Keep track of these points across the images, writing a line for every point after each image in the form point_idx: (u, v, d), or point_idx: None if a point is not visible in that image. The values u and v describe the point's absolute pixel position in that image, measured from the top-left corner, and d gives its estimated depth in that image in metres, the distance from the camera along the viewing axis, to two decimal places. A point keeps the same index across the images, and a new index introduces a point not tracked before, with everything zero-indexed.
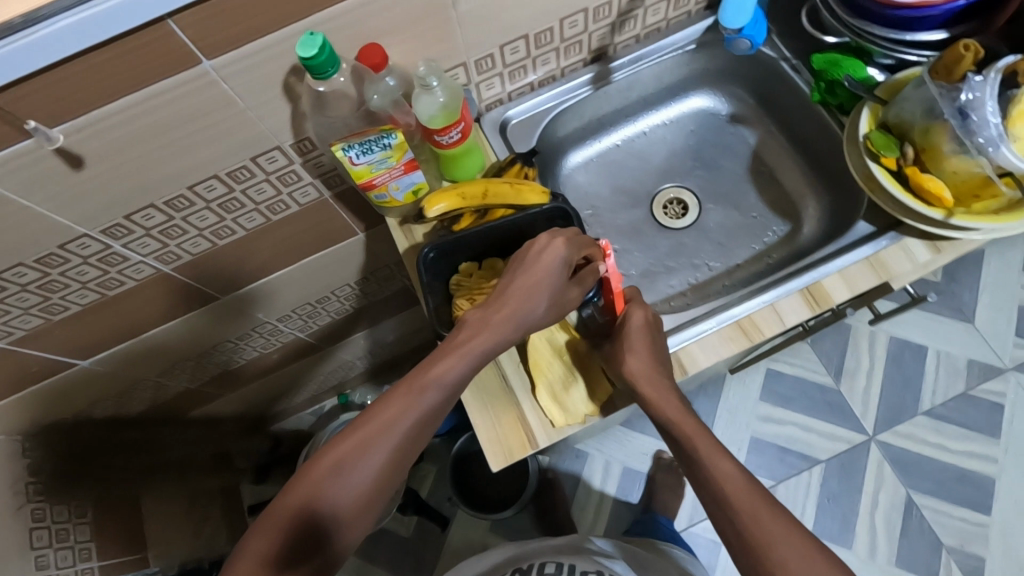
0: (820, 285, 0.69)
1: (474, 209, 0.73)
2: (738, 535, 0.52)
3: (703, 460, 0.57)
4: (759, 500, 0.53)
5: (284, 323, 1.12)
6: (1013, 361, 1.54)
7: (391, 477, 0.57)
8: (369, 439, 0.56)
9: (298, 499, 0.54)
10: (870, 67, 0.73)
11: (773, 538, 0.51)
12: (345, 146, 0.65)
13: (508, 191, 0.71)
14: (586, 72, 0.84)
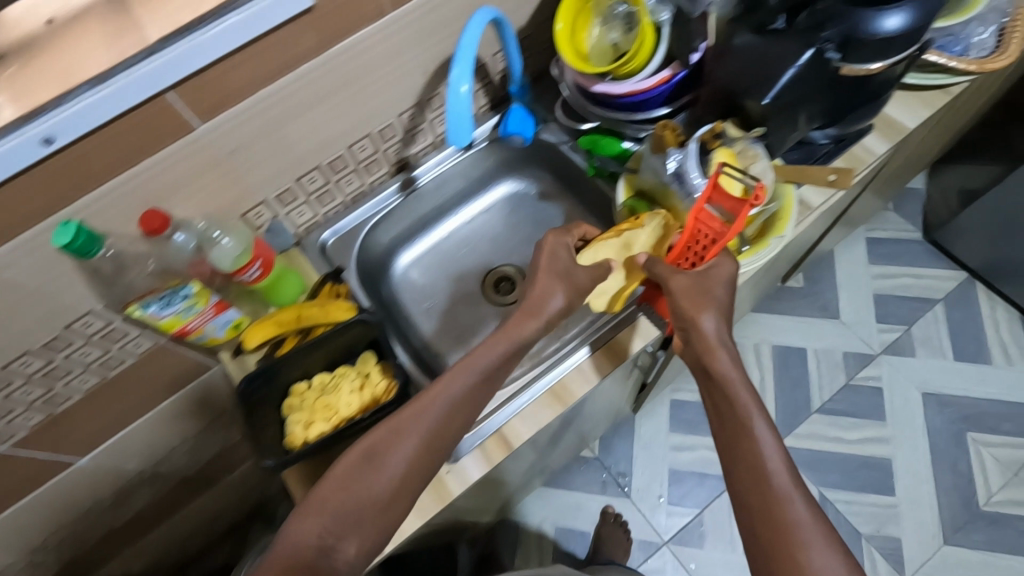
0: (617, 340, 0.77)
1: (295, 332, 0.77)
2: (765, 528, 0.54)
3: (745, 449, 0.58)
4: (800, 495, 0.55)
5: (163, 466, 1.10)
6: (881, 346, 1.67)
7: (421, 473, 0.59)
8: (392, 434, 0.59)
9: (345, 475, 0.57)
10: (626, 141, 0.83)
11: (806, 534, 0.53)
12: (142, 304, 0.68)
13: (318, 312, 0.77)
14: (393, 183, 0.92)
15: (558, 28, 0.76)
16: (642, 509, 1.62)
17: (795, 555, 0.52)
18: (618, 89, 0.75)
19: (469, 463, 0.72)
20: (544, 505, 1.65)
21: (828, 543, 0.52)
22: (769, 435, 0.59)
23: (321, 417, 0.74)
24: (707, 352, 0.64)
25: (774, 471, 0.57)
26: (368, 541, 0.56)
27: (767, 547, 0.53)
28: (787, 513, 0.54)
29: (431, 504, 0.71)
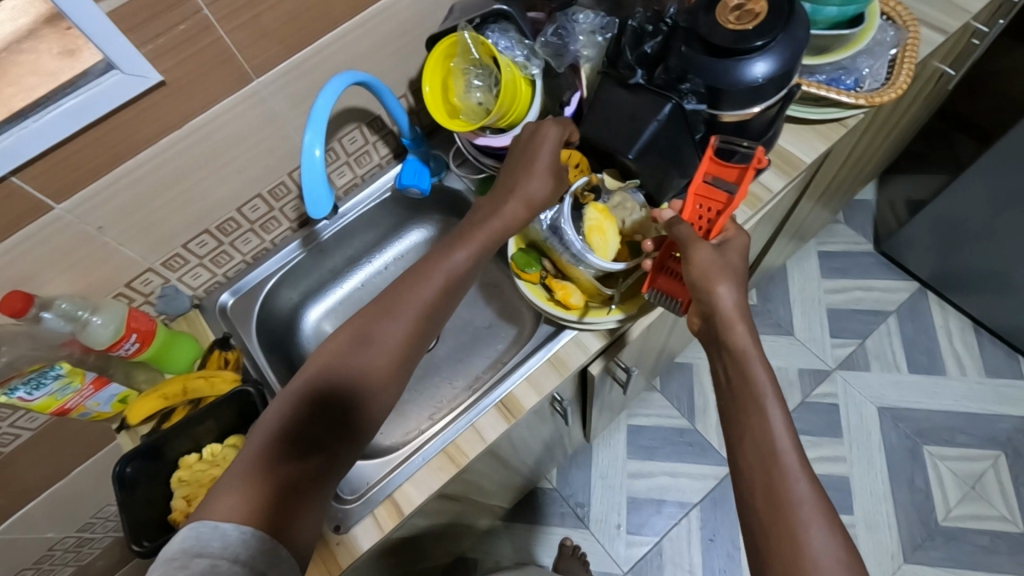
0: (512, 396, 0.75)
1: (183, 403, 0.76)
2: (766, 502, 0.53)
3: (753, 422, 0.57)
4: (805, 474, 0.54)
5: (89, 531, 1.09)
6: (835, 361, 1.66)
7: (394, 364, 0.62)
8: (366, 328, 0.63)
9: (325, 362, 0.61)
10: None
11: (807, 509, 0.52)
12: (8, 388, 0.66)
13: (201, 385, 0.76)
14: (295, 239, 0.91)
15: (426, 91, 0.74)
16: (601, 540, 1.60)
17: (792, 532, 0.51)
18: (500, 142, 0.75)
19: (359, 532, 0.70)
20: (504, 542, 1.62)
21: (827, 521, 0.51)
22: (778, 409, 0.57)
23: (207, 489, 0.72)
24: (721, 326, 0.60)
25: (780, 443, 0.55)
26: (357, 429, 0.60)
27: (765, 518, 0.53)
28: (792, 488, 0.53)
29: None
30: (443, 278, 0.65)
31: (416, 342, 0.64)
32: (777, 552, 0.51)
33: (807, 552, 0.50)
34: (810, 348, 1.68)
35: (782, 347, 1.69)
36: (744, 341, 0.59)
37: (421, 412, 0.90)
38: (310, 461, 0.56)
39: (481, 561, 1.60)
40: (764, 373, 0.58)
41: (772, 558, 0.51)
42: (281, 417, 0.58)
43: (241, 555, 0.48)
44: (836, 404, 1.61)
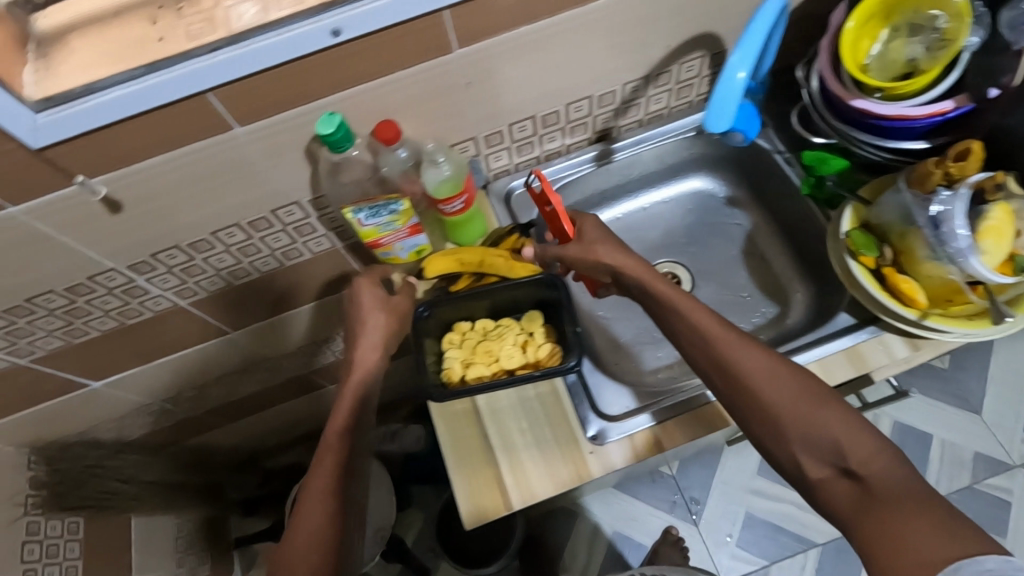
0: None
1: (471, 273, 0.78)
2: (769, 423, 0.59)
3: (678, 321, 0.66)
4: (744, 351, 0.62)
5: (289, 358, 1.21)
6: (1021, 458, 1.54)
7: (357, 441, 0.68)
8: (361, 392, 0.70)
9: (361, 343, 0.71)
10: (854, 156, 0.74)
11: (754, 374, 0.61)
12: (355, 209, 0.70)
13: (502, 264, 0.76)
14: (590, 150, 0.90)
15: (848, 27, 0.70)
16: (705, 542, 1.56)
17: (752, 401, 0.60)
18: (879, 108, 0.68)
19: (614, 448, 0.71)
20: (607, 507, 1.62)
21: (785, 376, 0.60)
22: (699, 310, 0.65)
23: (480, 358, 0.75)
24: (644, 278, 0.69)
25: (716, 334, 0.63)
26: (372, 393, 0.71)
27: (731, 397, 0.62)
28: (740, 373, 0.61)
29: (568, 474, 0.70)
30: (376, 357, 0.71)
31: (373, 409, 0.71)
32: (754, 416, 0.60)
33: (764, 402, 0.59)
34: (995, 434, 1.57)
35: (964, 424, 1.59)
36: (652, 274, 0.69)
37: (659, 355, 0.88)
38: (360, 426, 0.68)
39: (579, 515, 1.62)
40: (681, 293, 0.67)
41: (747, 418, 0.61)
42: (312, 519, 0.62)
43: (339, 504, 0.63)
44: (1007, 501, 1.51)
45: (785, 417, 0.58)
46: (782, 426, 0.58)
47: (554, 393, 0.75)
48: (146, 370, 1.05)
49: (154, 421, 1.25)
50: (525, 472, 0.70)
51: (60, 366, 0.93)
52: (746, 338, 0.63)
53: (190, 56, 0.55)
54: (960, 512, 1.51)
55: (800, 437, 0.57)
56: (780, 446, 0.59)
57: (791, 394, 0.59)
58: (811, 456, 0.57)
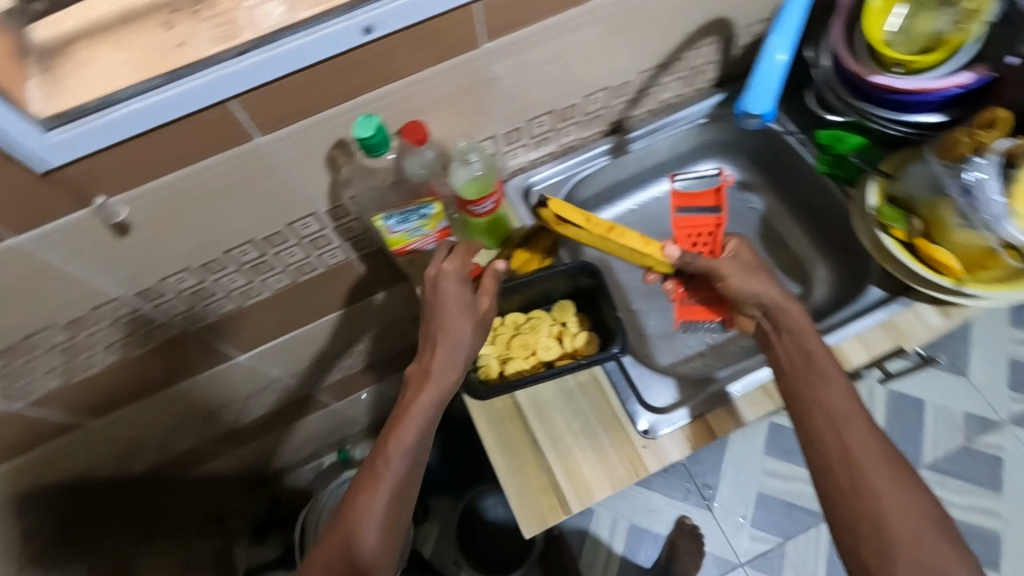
0: (839, 349, 0.72)
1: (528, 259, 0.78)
2: (882, 539, 0.54)
3: (823, 397, 0.61)
4: (886, 470, 0.56)
5: (296, 379, 1.16)
6: (1009, 415, 1.61)
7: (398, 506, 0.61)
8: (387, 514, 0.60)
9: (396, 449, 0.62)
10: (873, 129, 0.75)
11: (888, 488, 0.56)
12: (385, 216, 0.67)
13: (637, 241, 0.74)
14: (604, 142, 0.89)
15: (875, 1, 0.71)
16: (722, 527, 1.57)
17: (880, 512, 0.55)
18: (898, 83, 0.70)
19: (668, 440, 0.69)
20: (622, 500, 1.62)
21: (912, 496, 0.55)
22: (848, 397, 0.60)
23: (517, 353, 0.73)
24: (802, 349, 0.64)
25: (859, 428, 0.58)
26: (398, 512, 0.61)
27: (851, 495, 0.56)
28: (869, 472, 0.56)
29: (624, 474, 0.68)
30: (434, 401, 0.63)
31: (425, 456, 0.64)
32: (864, 529, 0.55)
33: (884, 517, 0.55)
34: (983, 394, 1.64)
35: (954, 387, 1.65)
36: (818, 347, 0.64)
37: (689, 344, 0.88)
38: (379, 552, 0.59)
39: (595, 512, 1.61)
40: (839, 374, 0.62)
41: (864, 540, 0.55)
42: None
43: None
44: (1000, 457, 1.57)
45: (904, 544, 0.54)
46: (898, 559, 0.53)
47: (599, 388, 0.73)
48: (149, 404, 0.99)
49: (155, 455, 1.19)
50: (582, 476, 0.68)
51: (57, 408, 0.87)
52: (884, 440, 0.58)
53: (216, 63, 0.52)
54: (958, 473, 1.57)
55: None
56: (885, 574, 0.54)
57: (921, 518, 0.55)
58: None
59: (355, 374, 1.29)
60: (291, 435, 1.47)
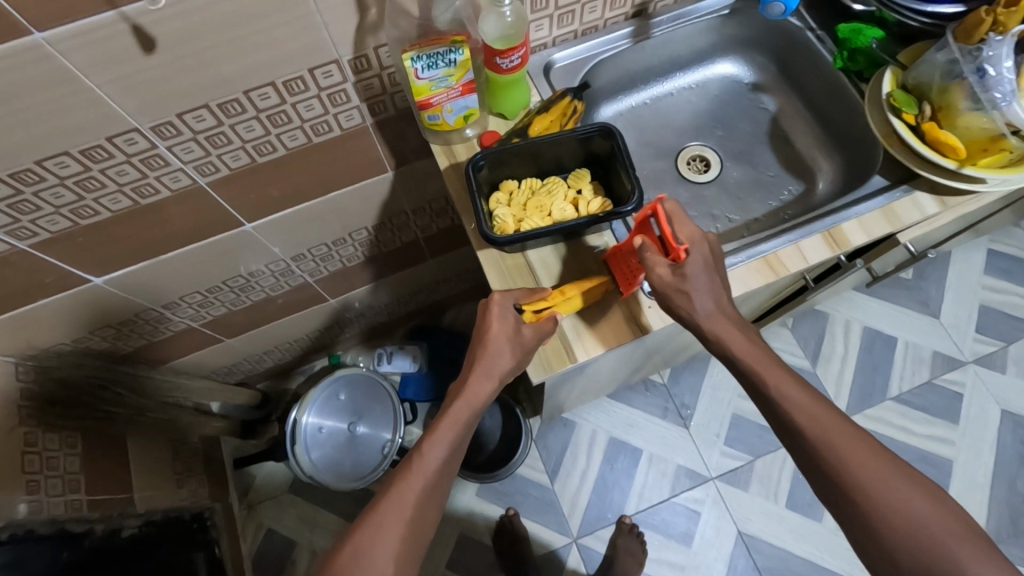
0: (840, 229, 0.75)
1: (528, 207, 0.75)
2: (875, 544, 0.60)
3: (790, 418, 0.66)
4: (876, 473, 0.61)
5: (297, 263, 1.17)
6: (972, 354, 1.71)
7: (419, 530, 0.64)
8: (425, 495, 0.65)
9: (446, 429, 0.67)
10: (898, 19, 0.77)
11: (884, 497, 0.60)
12: (414, 56, 0.67)
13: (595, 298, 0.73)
14: (627, 26, 0.88)
15: None
16: (696, 445, 1.65)
17: (874, 517, 0.60)
18: None
19: None
20: (604, 415, 1.68)
21: (909, 498, 0.60)
22: (818, 411, 0.65)
23: (531, 212, 0.74)
24: (759, 375, 0.68)
25: (836, 439, 0.63)
26: (433, 487, 0.65)
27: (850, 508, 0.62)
28: (866, 485, 0.61)
29: (629, 331, 0.74)
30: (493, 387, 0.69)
31: (468, 440, 0.70)
32: (868, 533, 0.61)
33: (885, 522, 0.60)
34: (949, 333, 1.73)
35: (925, 326, 1.74)
36: (760, 362, 0.68)
37: None
38: (416, 531, 0.63)
39: (578, 425, 1.68)
40: (795, 390, 0.66)
41: (865, 540, 0.61)
42: (389, 539, 0.61)
43: None
44: (960, 392, 1.67)
45: (905, 545, 0.59)
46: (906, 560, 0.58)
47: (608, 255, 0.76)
48: (152, 269, 0.99)
49: (152, 330, 1.20)
50: (589, 330, 0.74)
51: (63, 256, 0.87)
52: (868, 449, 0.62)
53: None
54: (920, 406, 1.67)
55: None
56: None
57: (918, 515, 0.59)
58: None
59: (355, 267, 1.30)
60: (286, 333, 1.49)
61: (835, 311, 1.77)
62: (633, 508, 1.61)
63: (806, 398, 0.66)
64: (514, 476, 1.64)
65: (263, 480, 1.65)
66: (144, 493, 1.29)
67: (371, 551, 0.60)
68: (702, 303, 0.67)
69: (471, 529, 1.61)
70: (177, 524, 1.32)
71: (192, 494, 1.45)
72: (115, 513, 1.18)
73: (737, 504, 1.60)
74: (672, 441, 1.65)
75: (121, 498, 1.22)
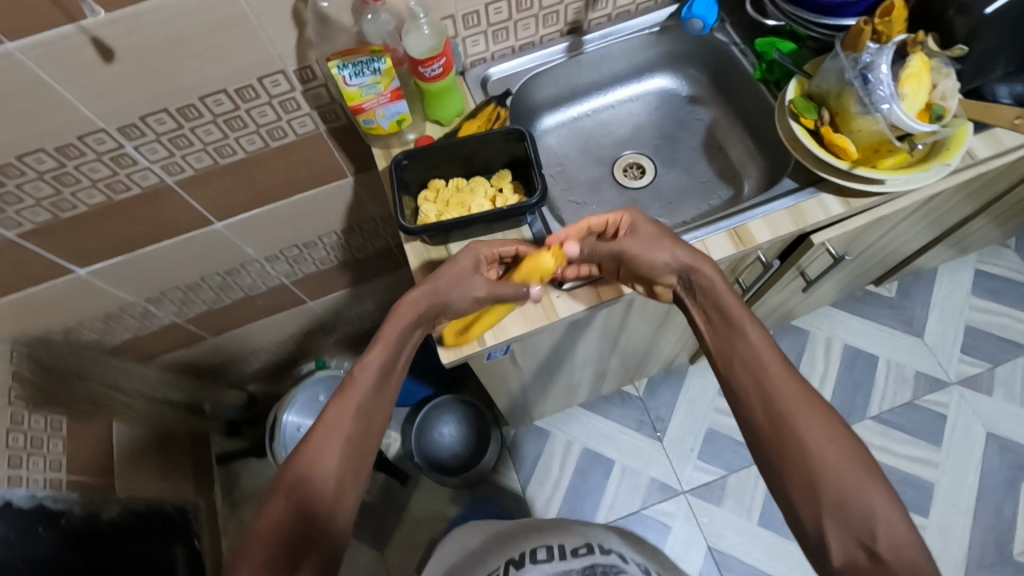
0: (746, 228, 0.79)
1: (450, 204, 0.81)
2: (796, 467, 0.61)
3: (741, 349, 0.69)
4: (809, 410, 0.63)
5: (271, 264, 1.25)
6: (957, 375, 1.67)
7: (368, 425, 0.71)
8: (368, 399, 0.71)
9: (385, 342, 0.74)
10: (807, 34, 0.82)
11: (805, 424, 0.62)
12: (340, 64, 0.74)
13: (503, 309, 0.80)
14: (562, 42, 0.95)
15: None
16: (670, 458, 1.65)
17: (798, 446, 0.61)
18: None
19: (579, 294, 0.81)
20: (578, 425, 1.70)
21: (830, 430, 0.61)
22: (769, 350, 0.68)
23: (452, 207, 0.81)
24: (728, 314, 0.72)
25: (776, 372, 0.66)
26: (378, 391, 0.72)
27: (774, 434, 0.63)
28: (793, 418, 0.63)
29: (538, 318, 0.80)
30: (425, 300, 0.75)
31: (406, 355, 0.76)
32: (795, 464, 0.61)
33: (809, 453, 0.60)
34: (933, 353, 1.70)
35: (908, 345, 1.72)
36: (732, 303, 0.72)
37: None
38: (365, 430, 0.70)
39: (553, 433, 1.70)
40: (754, 326, 0.70)
41: (789, 470, 0.61)
42: (333, 449, 0.67)
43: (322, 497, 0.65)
44: (943, 413, 1.64)
45: (827, 476, 0.59)
46: (822, 483, 0.59)
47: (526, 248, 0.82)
48: (132, 263, 1.08)
49: (138, 324, 1.29)
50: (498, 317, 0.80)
51: (47, 246, 0.96)
52: (802, 386, 0.65)
53: None
54: (902, 427, 1.64)
55: (833, 505, 0.58)
56: (809, 508, 0.59)
57: (839, 451, 0.60)
58: (840, 531, 0.57)
59: (330, 271, 1.38)
60: (271, 334, 1.57)
61: (815, 328, 1.76)
62: (604, 519, 1.61)
63: (763, 337, 0.69)
64: (488, 483, 1.66)
65: (247, 479, 1.72)
66: (126, 481, 1.36)
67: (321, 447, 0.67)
68: (675, 252, 0.74)
69: (443, 533, 1.63)
70: (157, 514, 1.38)
71: (176, 487, 1.52)
72: (96, 498, 1.25)
73: (709, 520, 1.59)
74: (645, 453, 1.66)
75: (104, 483, 1.30)
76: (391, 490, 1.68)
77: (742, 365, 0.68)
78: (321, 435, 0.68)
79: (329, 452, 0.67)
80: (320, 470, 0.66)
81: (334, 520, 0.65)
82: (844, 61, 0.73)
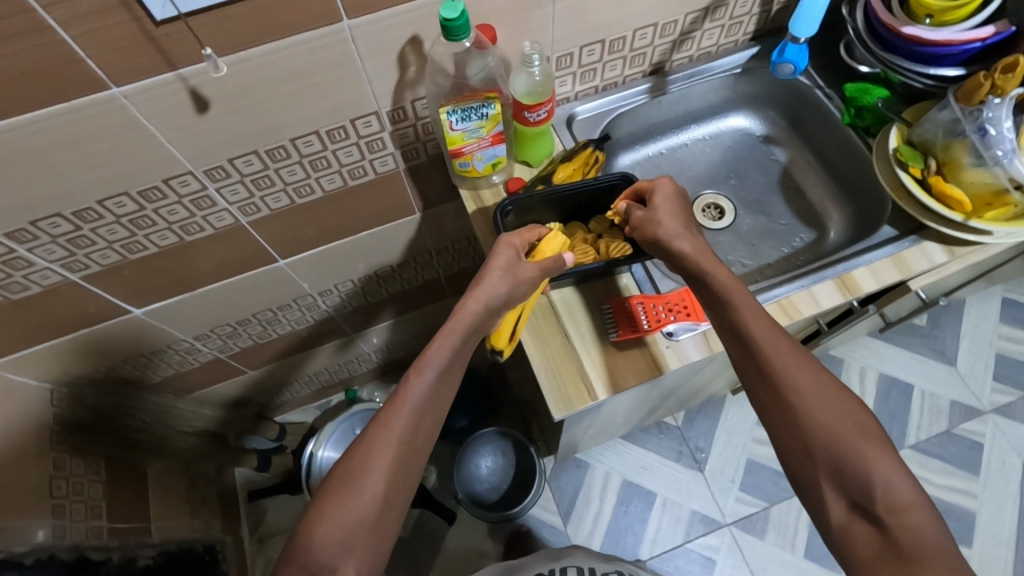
0: (852, 276, 0.78)
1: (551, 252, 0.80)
2: (791, 435, 0.61)
3: (731, 316, 0.67)
4: (805, 377, 0.62)
5: (323, 297, 1.21)
6: (991, 404, 1.69)
7: (414, 445, 0.66)
8: (415, 416, 0.66)
9: (436, 356, 0.68)
10: (900, 78, 0.81)
11: (800, 390, 0.61)
12: (450, 110, 0.72)
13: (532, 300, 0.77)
14: (644, 82, 0.94)
15: None
16: (712, 490, 1.63)
17: (793, 414, 0.61)
18: (927, 34, 0.77)
19: (688, 345, 0.78)
20: (618, 456, 1.68)
21: (832, 401, 0.61)
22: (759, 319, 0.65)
23: None
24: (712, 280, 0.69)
25: (767, 340, 0.64)
26: (427, 409, 0.67)
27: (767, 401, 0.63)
28: (785, 385, 0.62)
29: (646, 369, 0.77)
30: (479, 311, 0.70)
31: (462, 364, 0.71)
32: (789, 435, 0.61)
33: (801, 421, 0.60)
34: (966, 382, 1.72)
35: (941, 374, 1.73)
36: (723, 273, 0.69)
37: None
38: (414, 449, 0.66)
39: (592, 465, 1.67)
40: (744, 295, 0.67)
41: (784, 437, 0.62)
42: (375, 462, 0.63)
43: (365, 521, 0.62)
44: (979, 442, 1.65)
45: (823, 441, 0.59)
46: (816, 453, 0.59)
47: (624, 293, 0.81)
48: (187, 301, 1.04)
49: (181, 360, 1.24)
50: (605, 366, 0.77)
51: (107, 288, 0.92)
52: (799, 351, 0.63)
53: None
54: (940, 456, 1.64)
55: (830, 471, 0.58)
56: (808, 476, 0.60)
57: (838, 418, 0.60)
58: (836, 493, 0.58)
59: (377, 303, 1.34)
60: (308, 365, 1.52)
61: (849, 357, 1.77)
62: (647, 554, 1.58)
63: (752, 308, 0.66)
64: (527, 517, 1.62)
65: (275, 513, 1.65)
66: (159, 523, 1.29)
67: (366, 466, 0.63)
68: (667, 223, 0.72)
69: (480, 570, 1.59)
70: (189, 557, 1.31)
71: (206, 526, 1.45)
72: (131, 543, 1.18)
73: (752, 553, 1.56)
74: (686, 485, 1.64)
75: (139, 527, 1.22)
76: (426, 525, 1.64)
77: (732, 334, 0.67)
78: (366, 452, 0.64)
79: (374, 474, 0.63)
80: (363, 491, 0.62)
81: (376, 540, 0.63)
82: (959, 113, 0.74)
